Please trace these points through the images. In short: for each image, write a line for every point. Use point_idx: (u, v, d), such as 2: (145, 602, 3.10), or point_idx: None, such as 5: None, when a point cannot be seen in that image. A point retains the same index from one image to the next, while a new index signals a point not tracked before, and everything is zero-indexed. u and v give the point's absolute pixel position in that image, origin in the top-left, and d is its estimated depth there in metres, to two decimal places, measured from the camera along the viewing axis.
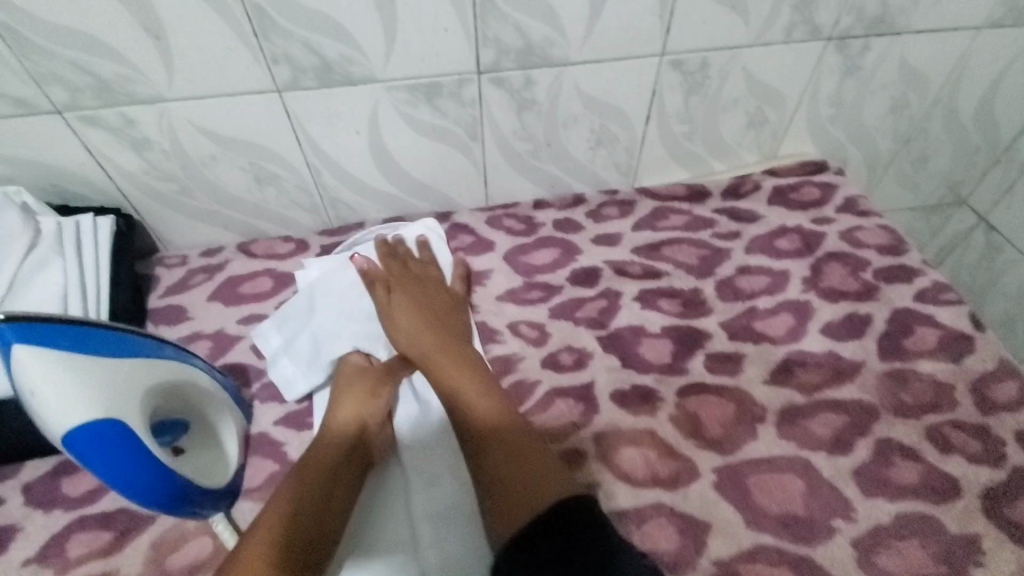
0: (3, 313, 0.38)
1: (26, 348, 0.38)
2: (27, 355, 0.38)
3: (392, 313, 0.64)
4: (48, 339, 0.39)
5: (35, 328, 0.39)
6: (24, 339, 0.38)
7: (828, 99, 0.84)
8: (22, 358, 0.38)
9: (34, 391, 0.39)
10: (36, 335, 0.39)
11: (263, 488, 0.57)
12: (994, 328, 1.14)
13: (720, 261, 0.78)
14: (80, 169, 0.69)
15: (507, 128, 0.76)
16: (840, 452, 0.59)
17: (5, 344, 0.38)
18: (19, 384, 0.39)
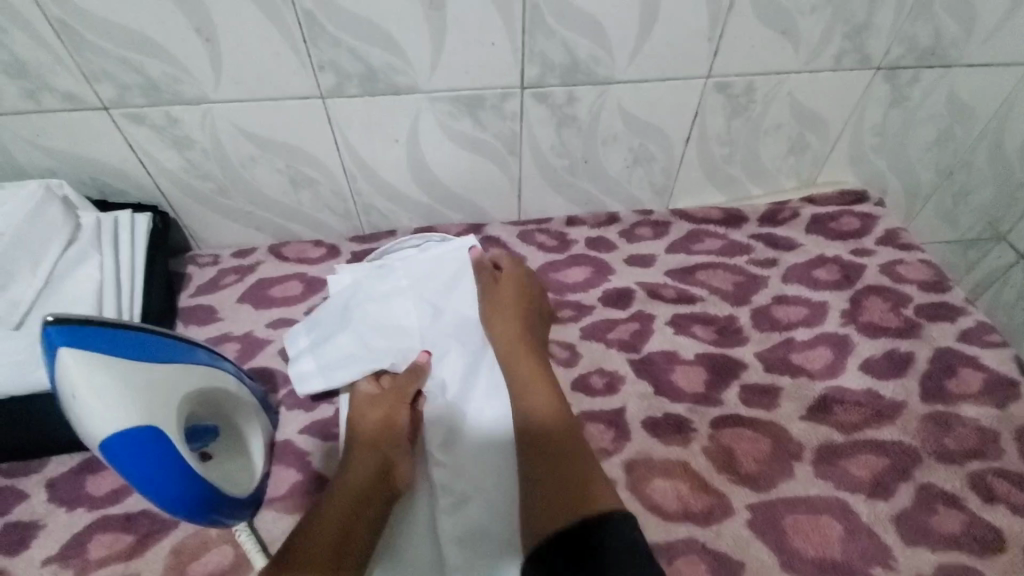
0: (51, 316, 0.37)
1: (69, 351, 0.37)
2: (70, 357, 0.37)
3: (494, 307, 0.66)
4: (91, 341, 0.38)
5: (78, 330, 0.38)
6: (69, 342, 0.37)
7: (872, 128, 0.82)
8: (65, 361, 0.37)
9: (75, 395, 0.38)
10: (80, 337, 0.38)
11: (287, 497, 0.57)
12: None
13: (756, 288, 0.76)
14: (120, 165, 0.69)
15: (545, 143, 0.75)
16: (879, 495, 0.57)
17: (50, 348, 0.38)
18: (60, 388, 0.38)
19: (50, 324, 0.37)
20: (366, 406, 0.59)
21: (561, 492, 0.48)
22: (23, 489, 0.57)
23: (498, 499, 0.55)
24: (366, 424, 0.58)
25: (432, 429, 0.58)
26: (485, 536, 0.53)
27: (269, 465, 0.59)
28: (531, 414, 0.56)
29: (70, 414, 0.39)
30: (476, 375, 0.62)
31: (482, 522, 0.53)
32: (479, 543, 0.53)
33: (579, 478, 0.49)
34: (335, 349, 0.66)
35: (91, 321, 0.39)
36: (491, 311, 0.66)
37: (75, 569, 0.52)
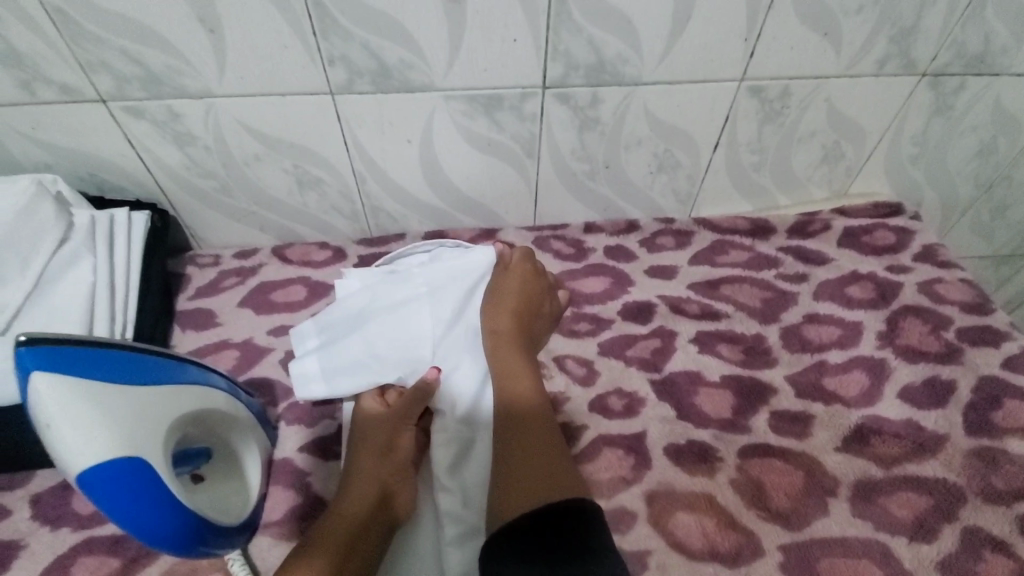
0: (21, 336, 0.33)
1: (43, 376, 0.33)
2: (44, 383, 0.33)
3: (499, 296, 0.63)
4: (68, 365, 0.34)
5: (54, 352, 0.34)
6: (43, 366, 0.33)
7: (912, 138, 0.78)
8: (39, 386, 0.33)
9: (49, 424, 0.34)
10: (55, 359, 0.34)
11: (284, 521, 0.53)
12: None
13: (786, 305, 0.72)
14: (118, 161, 0.65)
15: (566, 146, 0.71)
16: (922, 539, 0.53)
17: (22, 371, 0.34)
18: (33, 416, 0.34)
19: (22, 345, 0.33)
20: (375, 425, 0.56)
21: (516, 477, 0.46)
22: (5, 505, 0.53)
23: None
24: (370, 442, 0.55)
25: (439, 454, 0.55)
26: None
27: (266, 486, 0.55)
28: (517, 424, 0.51)
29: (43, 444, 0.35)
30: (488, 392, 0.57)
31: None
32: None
33: (536, 463, 0.47)
34: (341, 354, 0.62)
35: (68, 340, 0.35)
36: (495, 300, 0.62)
37: None
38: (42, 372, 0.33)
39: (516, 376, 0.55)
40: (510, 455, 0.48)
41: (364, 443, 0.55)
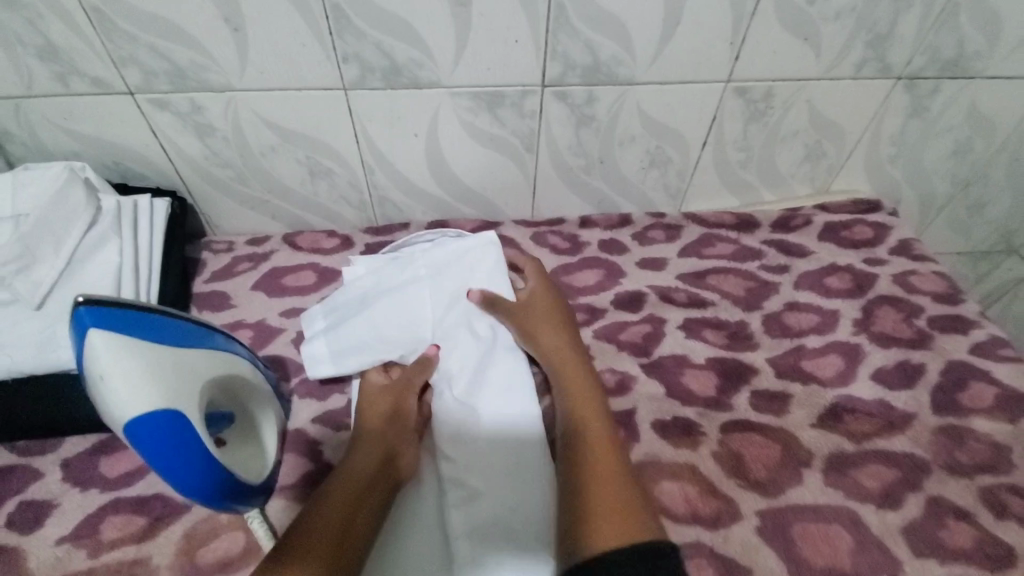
0: (82, 297, 0.38)
1: (96, 330, 0.37)
2: (101, 339, 0.38)
3: (527, 322, 0.66)
4: (117, 322, 0.39)
5: (107, 311, 0.38)
6: (101, 323, 0.38)
7: (890, 138, 0.82)
8: (94, 340, 0.37)
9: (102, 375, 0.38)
10: (111, 319, 0.38)
11: (297, 485, 0.57)
12: None
13: (768, 294, 0.76)
14: (141, 149, 0.69)
15: (563, 142, 0.75)
16: (889, 506, 0.57)
17: (80, 329, 0.38)
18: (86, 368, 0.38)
19: (81, 304, 0.37)
20: (377, 394, 0.61)
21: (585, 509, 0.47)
22: (37, 468, 0.58)
23: (508, 491, 0.55)
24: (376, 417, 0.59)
25: (444, 420, 0.59)
26: (496, 531, 0.53)
27: (281, 453, 0.59)
28: (588, 459, 0.52)
29: (94, 396, 0.39)
30: (481, 376, 0.62)
31: (492, 517, 0.54)
32: (487, 536, 0.53)
33: (612, 498, 0.48)
34: (347, 333, 0.67)
35: (120, 304, 0.40)
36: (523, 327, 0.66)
37: (87, 550, 0.53)
38: (95, 327, 0.37)
39: (575, 409, 0.57)
40: (579, 486, 0.49)
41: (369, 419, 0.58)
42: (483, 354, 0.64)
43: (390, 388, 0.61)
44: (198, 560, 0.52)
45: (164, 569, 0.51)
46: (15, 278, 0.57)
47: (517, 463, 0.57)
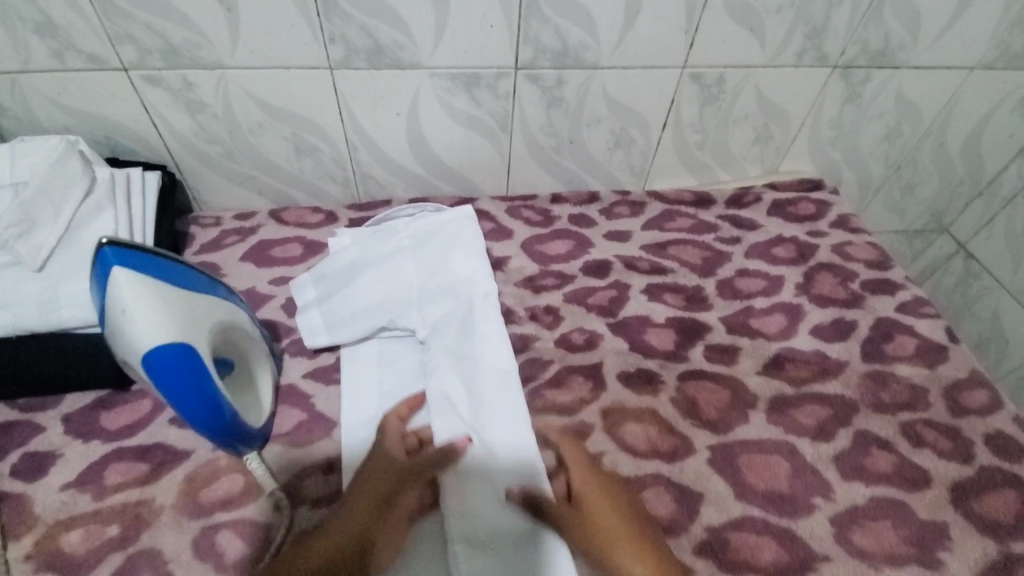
0: (106, 239, 0.43)
1: (121, 268, 0.42)
2: (123, 277, 0.42)
3: (592, 541, 0.53)
4: (135, 263, 0.43)
5: (130, 253, 0.43)
6: (124, 263, 0.42)
7: (830, 123, 0.91)
8: (115, 276, 0.42)
9: (121, 309, 0.43)
10: (133, 260, 0.43)
11: (291, 433, 0.62)
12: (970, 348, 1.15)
13: (722, 262, 0.84)
14: (132, 125, 0.72)
15: (535, 123, 0.81)
16: (822, 439, 0.65)
17: (105, 269, 0.43)
18: (108, 303, 0.43)
19: (104, 244, 0.42)
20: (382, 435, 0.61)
21: None
22: (39, 423, 0.61)
23: (488, 433, 0.61)
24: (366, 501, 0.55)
25: (432, 380, 0.66)
26: (477, 479, 0.58)
27: (275, 406, 0.64)
28: None
29: (115, 330, 0.43)
30: (462, 339, 0.69)
31: (476, 457, 0.59)
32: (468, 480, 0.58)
33: None
34: (338, 303, 0.72)
35: (139, 249, 0.45)
36: (594, 544, 0.53)
37: (92, 494, 0.56)
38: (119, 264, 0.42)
39: None
40: None
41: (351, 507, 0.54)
42: (464, 316, 0.70)
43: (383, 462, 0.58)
44: (201, 499, 0.56)
45: (168, 508, 0.56)
46: (17, 242, 0.61)
47: (493, 404, 0.63)
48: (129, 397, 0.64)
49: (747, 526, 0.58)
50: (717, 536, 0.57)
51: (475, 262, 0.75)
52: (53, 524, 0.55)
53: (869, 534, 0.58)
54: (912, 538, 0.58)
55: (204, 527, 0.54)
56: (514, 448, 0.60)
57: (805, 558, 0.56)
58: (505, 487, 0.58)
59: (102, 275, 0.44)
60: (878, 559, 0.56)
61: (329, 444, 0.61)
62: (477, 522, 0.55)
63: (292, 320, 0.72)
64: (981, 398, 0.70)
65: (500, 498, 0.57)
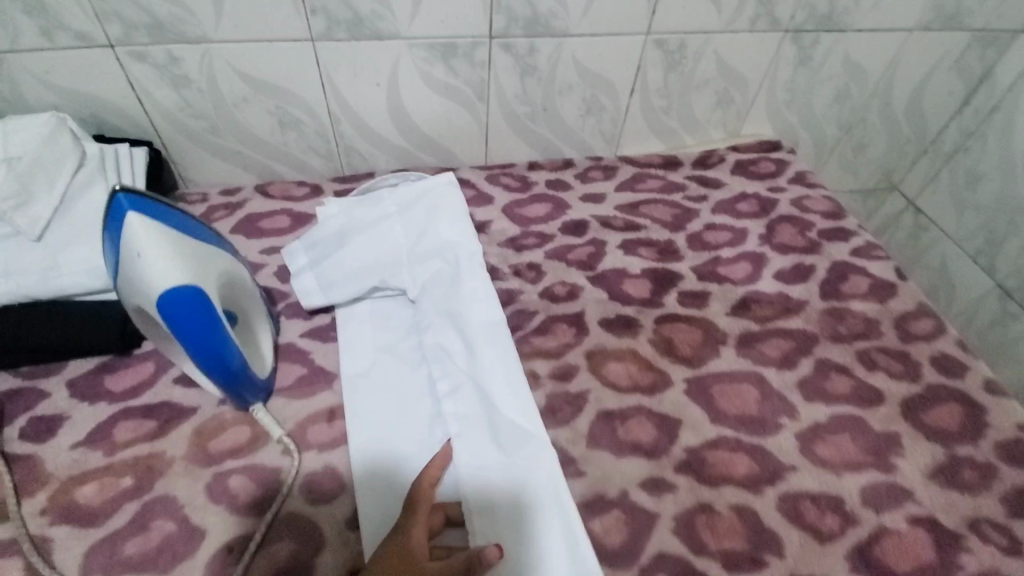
0: (121, 187, 0.46)
1: (135, 213, 0.46)
2: (138, 221, 0.46)
3: None
4: (148, 209, 0.47)
5: (143, 200, 0.47)
6: (138, 209, 0.46)
7: (784, 87, 0.98)
8: (129, 219, 0.46)
9: (136, 254, 0.46)
10: (146, 207, 0.47)
11: (293, 387, 0.65)
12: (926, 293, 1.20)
13: (690, 218, 0.89)
14: (119, 102, 0.75)
15: (510, 91, 0.86)
16: (787, 368, 0.71)
17: (120, 215, 0.46)
18: (121, 246, 0.47)
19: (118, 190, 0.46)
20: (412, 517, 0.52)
21: None
22: (44, 389, 0.63)
23: (483, 380, 0.65)
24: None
25: (428, 335, 0.70)
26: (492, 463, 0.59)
27: (276, 363, 0.67)
28: None
29: (130, 273, 0.47)
30: (452, 296, 0.72)
31: (478, 409, 0.63)
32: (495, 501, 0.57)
33: None
34: (331, 266, 0.75)
35: (151, 197, 0.48)
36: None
37: (103, 450, 0.59)
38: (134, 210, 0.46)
39: None
40: None
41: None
42: (454, 275, 0.74)
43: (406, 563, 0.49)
44: (211, 449, 0.59)
45: (179, 459, 0.58)
46: (13, 213, 0.63)
47: (487, 353, 0.67)
48: (131, 361, 0.66)
49: (722, 444, 0.63)
50: (696, 455, 0.62)
51: (461, 225, 0.78)
52: (66, 480, 0.57)
53: (831, 446, 0.64)
54: (869, 447, 0.64)
55: (215, 475, 0.57)
56: (510, 396, 0.64)
57: (774, 469, 0.61)
58: (507, 439, 0.61)
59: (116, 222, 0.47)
60: (839, 466, 0.62)
61: (330, 394, 0.65)
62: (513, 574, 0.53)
63: (287, 286, 0.76)
64: (927, 326, 0.77)
65: (506, 451, 0.60)
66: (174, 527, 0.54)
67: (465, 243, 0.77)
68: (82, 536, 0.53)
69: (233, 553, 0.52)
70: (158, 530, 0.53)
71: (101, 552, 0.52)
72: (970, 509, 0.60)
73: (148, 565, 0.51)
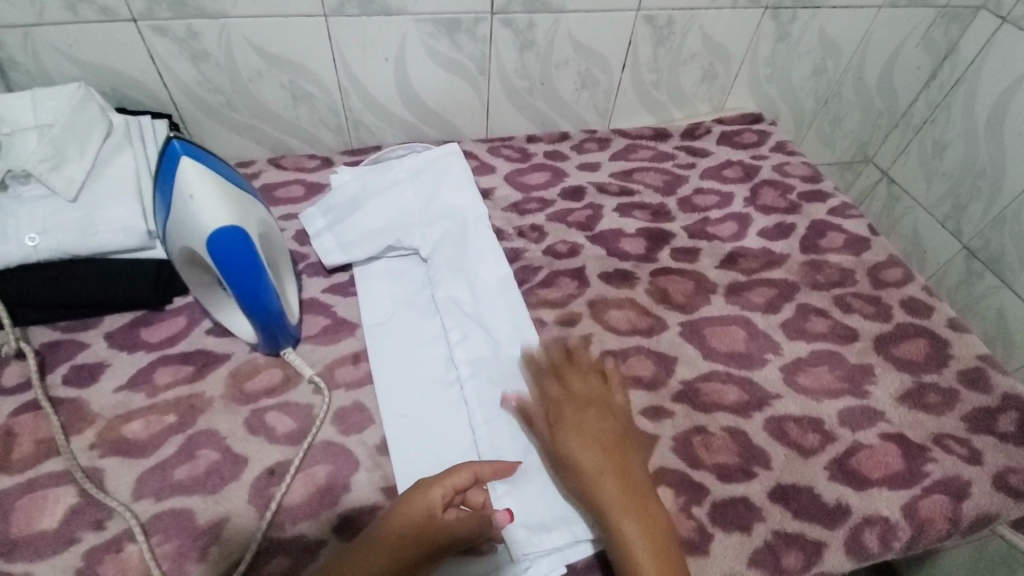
0: (177, 139, 0.53)
1: (189, 159, 0.53)
2: (191, 166, 0.53)
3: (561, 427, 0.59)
4: (199, 158, 0.54)
5: (195, 150, 0.54)
6: (191, 156, 0.53)
7: (765, 61, 1.04)
8: (182, 162, 0.53)
9: (189, 197, 0.53)
10: (198, 156, 0.54)
11: (318, 335, 0.70)
12: (905, 257, 1.27)
13: (680, 183, 0.95)
14: (139, 75, 0.79)
15: (510, 65, 0.91)
16: (771, 311, 0.77)
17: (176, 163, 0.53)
18: (175, 188, 0.53)
19: (174, 136, 0.54)
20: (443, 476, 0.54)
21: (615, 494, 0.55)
22: (83, 340, 0.67)
23: (494, 328, 0.70)
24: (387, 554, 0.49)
25: (441, 291, 0.75)
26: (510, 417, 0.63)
27: (301, 315, 0.72)
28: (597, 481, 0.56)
29: (184, 215, 0.53)
30: (462, 254, 0.78)
31: (489, 353, 0.68)
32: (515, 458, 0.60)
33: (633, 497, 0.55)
34: (347, 228, 0.80)
35: (201, 149, 0.55)
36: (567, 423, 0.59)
37: (145, 392, 0.63)
38: (188, 156, 0.53)
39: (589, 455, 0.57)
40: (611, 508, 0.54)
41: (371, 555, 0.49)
42: (462, 236, 0.79)
43: (422, 515, 0.51)
44: (246, 389, 0.64)
45: (218, 398, 0.63)
46: (49, 174, 0.67)
47: (496, 306, 0.72)
48: (164, 315, 0.70)
49: (714, 377, 0.69)
50: (690, 386, 0.68)
51: (467, 190, 0.84)
52: (113, 418, 0.61)
53: (812, 377, 0.70)
54: (845, 377, 0.71)
55: (253, 410, 0.62)
56: (518, 342, 0.69)
57: (761, 397, 0.68)
58: (519, 380, 0.66)
59: (171, 173, 0.54)
60: (819, 394, 0.69)
61: (354, 340, 0.70)
62: (528, 520, 0.57)
63: (305, 248, 0.80)
64: (898, 274, 0.84)
65: (520, 391, 0.65)
66: (218, 456, 0.59)
67: (472, 208, 0.82)
68: (133, 465, 0.58)
69: (275, 473, 0.58)
70: (204, 458, 0.58)
71: (152, 478, 0.57)
72: (934, 426, 0.67)
73: (198, 487, 0.56)
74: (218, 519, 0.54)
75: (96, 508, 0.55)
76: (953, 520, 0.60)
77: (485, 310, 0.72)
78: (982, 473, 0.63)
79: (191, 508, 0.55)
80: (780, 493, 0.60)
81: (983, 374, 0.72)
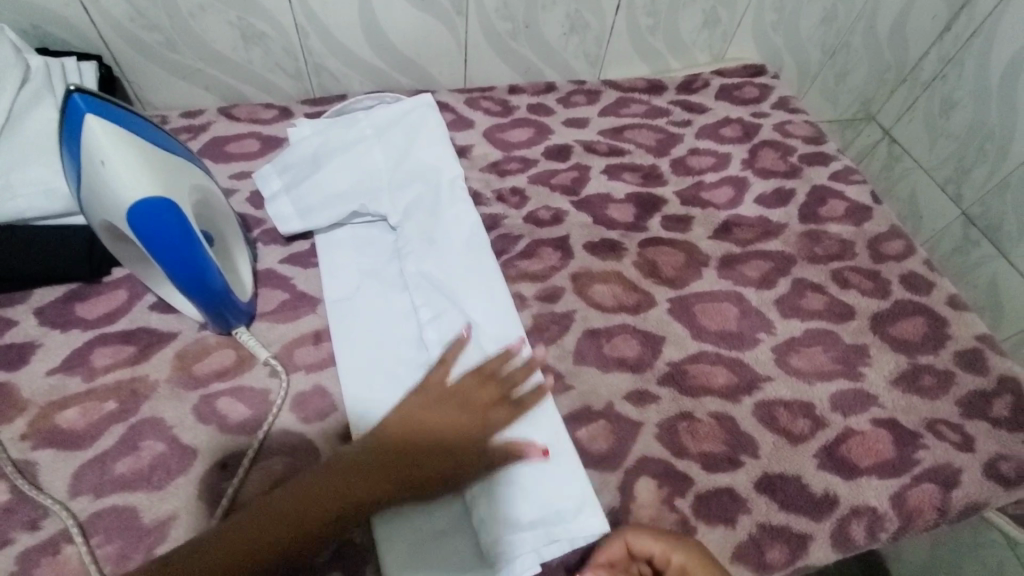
0: (77, 91, 0.46)
1: (93, 116, 0.46)
2: (96, 124, 0.46)
3: None
4: (106, 114, 0.46)
5: (100, 104, 0.46)
6: (95, 112, 0.46)
7: (772, 6, 0.97)
8: (87, 122, 0.46)
9: (101, 164, 0.46)
10: (104, 111, 0.46)
11: (275, 312, 0.65)
12: (902, 221, 1.19)
13: (674, 143, 0.88)
14: (58, 9, 0.68)
15: (491, 5, 0.81)
16: (765, 287, 0.73)
17: (79, 120, 0.46)
18: (82, 150, 0.46)
19: (73, 90, 0.46)
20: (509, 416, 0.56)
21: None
22: (9, 316, 0.60)
23: (466, 306, 0.64)
24: (430, 436, 0.53)
25: (411, 264, 0.68)
26: None
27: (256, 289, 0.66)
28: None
29: (98, 184, 0.47)
30: (433, 222, 0.71)
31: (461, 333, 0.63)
32: None
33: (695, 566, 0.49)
34: (308, 191, 0.72)
35: (108, 102, 0.48)
36: None
37: (82, 374, 0.57)
38: (92, 113, 0.46)
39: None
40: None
41: (415, 415, 0.54)
42: (435, 202, 0.72)
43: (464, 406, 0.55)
44: (195, 372, 0.59)
45: (164, 382, 0.58)
46: None
47: (470, 281, 0.66)
48: (101, 288, 0.63)
49: (703, 359, 0.65)
50: (676, 368, 0.64)
51: (441, 149, 0.76)
52: (46, 406, 0.55)
53: (804, 358, 0.67)
54: (838, 358, 0.67)
55: (204, 396, 0.57)
56: (495, 319, 0.63)
57: (751, 379, 0.64)
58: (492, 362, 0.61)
59: (75, 132, 0.47)
60: (811, 376, 0.65)
61: (316, 318, 0.65)
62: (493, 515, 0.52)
63: (262, 213, 0.73)
64: (898, 246, 0.79)
65: None
66: (164, 448, 0.53)
67: (445, 169, 0.74)
68: (69, 459, 0.52)
69: (227, 468, 0.53)
70: (148, 449, 0.53)
71: (90, 473, 0.52)
72: (927, 411, 0.64)
73: (141, 482, 0.51)
74: (165, 517, 0.50)
75: (27, 508, 0.50)
76: (941, 509, 0.58)
77: (456, 285, 0.66)
78: (974, 461, 0.61)
79: (134, 506, 0.50)
80: (768, 484, 0.57)
81: (981, 355, 0.69)
